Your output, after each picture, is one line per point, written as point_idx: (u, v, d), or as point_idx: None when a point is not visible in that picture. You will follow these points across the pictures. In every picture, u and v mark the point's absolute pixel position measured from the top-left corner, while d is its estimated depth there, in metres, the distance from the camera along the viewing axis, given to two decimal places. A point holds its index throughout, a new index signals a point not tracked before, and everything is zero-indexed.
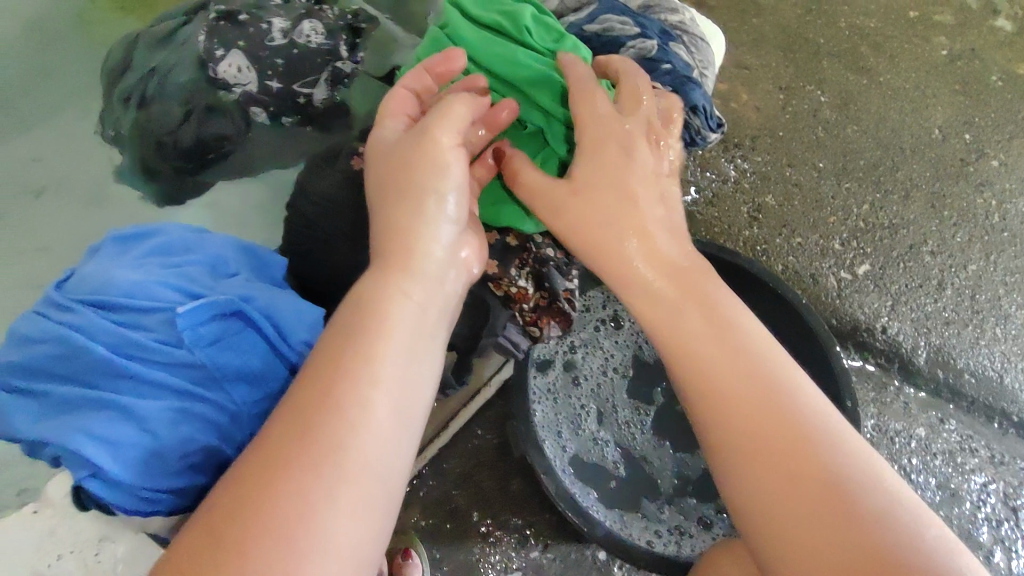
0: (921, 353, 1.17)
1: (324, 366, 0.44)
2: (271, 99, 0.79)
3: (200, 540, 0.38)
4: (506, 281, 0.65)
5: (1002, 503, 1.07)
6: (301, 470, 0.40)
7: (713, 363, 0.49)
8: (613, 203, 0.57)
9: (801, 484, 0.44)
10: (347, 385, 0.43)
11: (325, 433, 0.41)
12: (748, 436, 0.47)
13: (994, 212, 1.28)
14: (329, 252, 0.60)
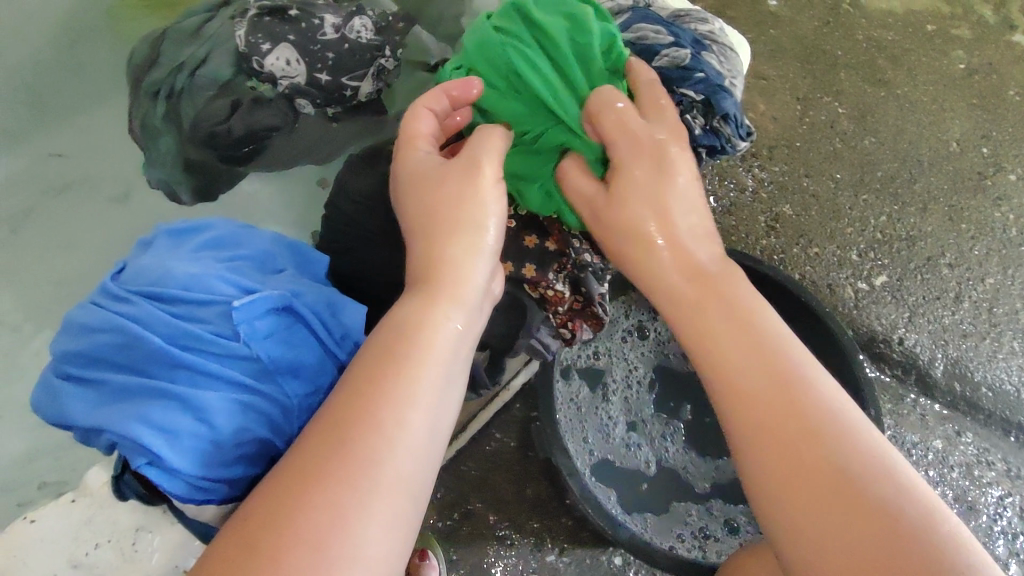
0: (938, 366, 1.17)
1: (363, 372, 0.45)
2: (319, 91, 0.84)
3: (236, 546, 0.39)
4: (542, 284, 0.65)
5: (1018, 517, 1.07)
6: (336, 476, 0.40)
7: (741, 369, 0.50)
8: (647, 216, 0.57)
9: (824, 483, 0.44)
10: (388, 390, 0.44)
11: (362, 440, 0.42)
12: (769, 434, 0.47)
13: (1012, 226, 1.28)
14: (368, 250, 0.61)
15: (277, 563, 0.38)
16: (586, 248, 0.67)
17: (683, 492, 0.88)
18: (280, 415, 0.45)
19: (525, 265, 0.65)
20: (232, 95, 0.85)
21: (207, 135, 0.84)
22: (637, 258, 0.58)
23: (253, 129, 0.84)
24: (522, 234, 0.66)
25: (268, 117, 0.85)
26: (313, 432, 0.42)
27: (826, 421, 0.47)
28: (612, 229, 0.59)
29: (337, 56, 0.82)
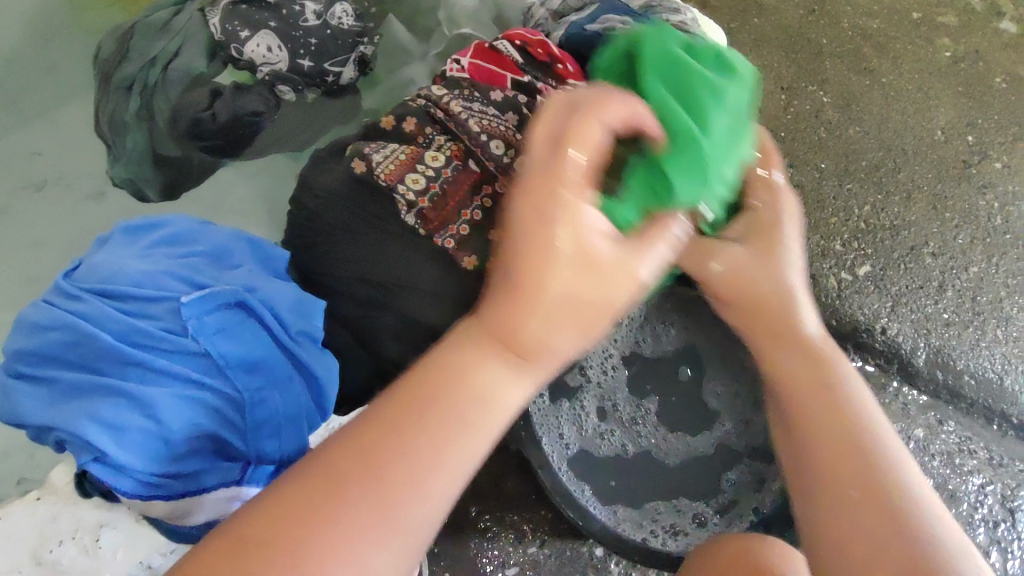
0: (921, 354, 1.17)
1: (407, 418, 0.39)
2: (301, 77, 0.86)
3: (227, 556, 0.37)
4: None
5: (998, 504, 1.09)
6: (346, 522, 0.37)
7: (807, 401, 0.54)
8: (765, 268, 0.60)
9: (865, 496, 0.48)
10: (426, 440, 0.39)
11: (390, 491, 0.38)
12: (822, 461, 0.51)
13: (997, 215, 1.28)
14: (332, 244, 0.58)
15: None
16: None
17: (651, 488, 0.84)
18: (233, 411, 0.45)
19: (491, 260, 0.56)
20: (209, 84, 0.85)
21: (191, 123, 0.84)
22: (756, 319, 0.59)
23: (238, 116, 0.85)
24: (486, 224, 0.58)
25: (251, 102, 0.85)
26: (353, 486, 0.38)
27: (874, 455, 0.50)
28: (731, 284, 0.61)
29: (320, 42, 0.85)
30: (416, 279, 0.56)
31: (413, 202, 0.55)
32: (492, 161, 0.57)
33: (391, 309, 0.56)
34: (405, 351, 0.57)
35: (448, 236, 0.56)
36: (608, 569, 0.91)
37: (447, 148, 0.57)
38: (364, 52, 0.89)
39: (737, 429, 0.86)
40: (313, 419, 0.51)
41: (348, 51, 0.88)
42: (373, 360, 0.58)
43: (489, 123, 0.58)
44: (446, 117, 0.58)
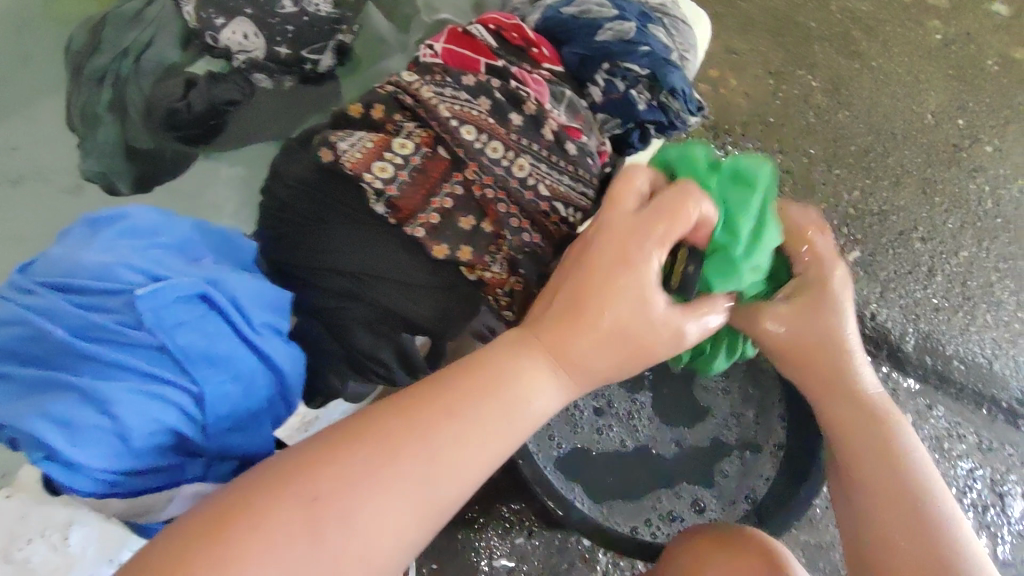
0: (910, 340, 1.17)
1: (446, 400, 0.43)
2: (278, 64, 0.85)
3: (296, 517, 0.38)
4: (480, 265, 0.56)
5: (988, 489, 1.09)
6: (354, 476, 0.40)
7: (859, 436, 0.56)
8: (812, 323, 0.58)
9: (913, 514, 0.51)
10: (456, 430, 0.42)
11: (402, 465, 0.41)
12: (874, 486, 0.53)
13: (987, 198, 1.27)
14: (304, 234, 0.57)
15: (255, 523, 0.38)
16: (525, 228, 0.57)
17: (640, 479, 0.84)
18: (195, 406, 0.44)
19: (461, 247, 0.54)
20: (183, 74, 0.85)
21: (166, 112, 0.84)
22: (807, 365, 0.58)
23: (214, 104, 0.84)
24: (458, 214, 0.55)
25: (227, 91, 0.85)
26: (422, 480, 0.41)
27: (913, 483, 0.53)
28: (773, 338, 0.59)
29: (296, 30, 0.83)
30: (387, 269, 0.55)
31: (380, 189, 0.53)
32: (463, 148, 0.56)
33: (363, 301, 0.55)
34: (379, 342, 0.56)
35: (417, 224, 0.54)
36: (596, 559, 0.90)
37: (415, 135, 0.56)
38: (344, 41, 0.87)
39: (727, 420, 0.85)
40: (278, 412, 0.50)
41: (326, 38, 0.86)
42: (344, 355, 0.57)
43: (460, 108, 0.57)
44: (416, 103, 0.57)
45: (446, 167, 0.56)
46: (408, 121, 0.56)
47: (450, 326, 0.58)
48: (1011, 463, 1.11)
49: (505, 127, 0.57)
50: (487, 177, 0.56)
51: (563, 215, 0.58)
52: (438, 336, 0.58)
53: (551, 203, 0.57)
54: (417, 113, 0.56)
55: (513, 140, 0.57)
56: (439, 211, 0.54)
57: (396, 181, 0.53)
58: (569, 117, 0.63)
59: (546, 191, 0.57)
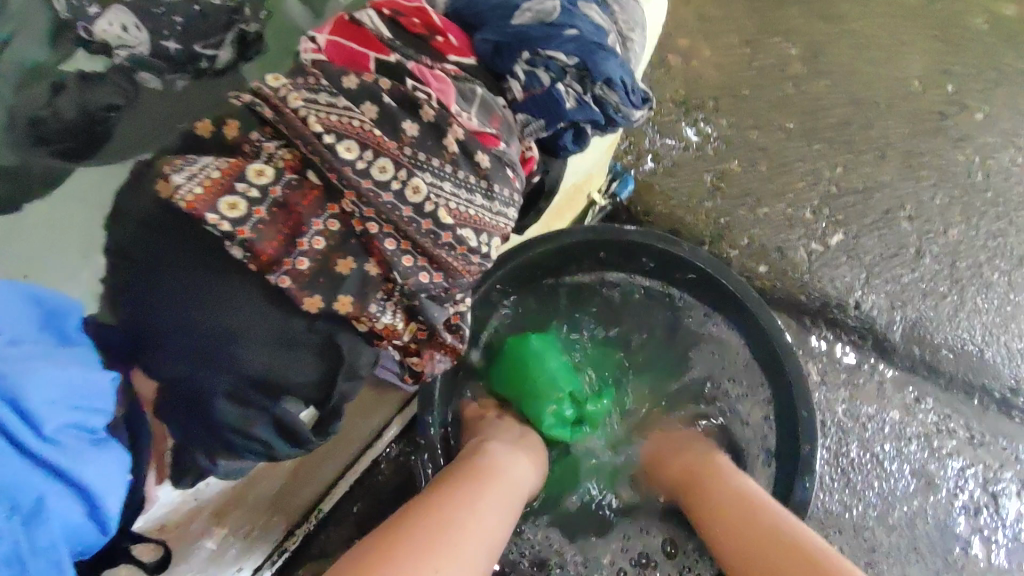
0: (896, 328, 1.04)
1: (479, 489, 0.61)
2: (166, 63, 0.68)
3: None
4: (366, 319, 0.46)
5: (980, 489, 0.96)
6: (451, 545, 0.53)
7: (714, 481, 0.68)
8: (675, 442, 0.78)
9: (739, 505, 0.64)
10: (491, 501, 0.60)
11: (471, 534, 0.55)
12: (733, 515, 0.63)
13: (977, 170, 1.17)
14: (139, 288, 0.45)
15: None
16: (423, 266, 0.47)
17: (597, 526, 0.81)
18: None
19: (338, 298, 0.45)
20: (50, 76, 0.66)
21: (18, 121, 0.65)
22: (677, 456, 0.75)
23: (87, 109, 0.67)
24: (334, 256, 0.45)
25: (102, 95, 0.67)
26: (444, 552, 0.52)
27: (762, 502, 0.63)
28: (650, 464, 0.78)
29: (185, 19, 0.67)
30: (249, 328, 0.44)
31: (229, 232, 0.42)
32: (335, 173, 0.45)
33: (217, 368, 0.44)
34: (246, 414, 0.45)
35: (281, 272, 0.43)
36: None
37: (278, 158, 0.45)
38: (246, 31, 0.70)
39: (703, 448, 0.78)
40: (87, 541, 0.36)
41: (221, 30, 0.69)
42: (204, 434, 0.46)
43: (336, 118, 0.45)
44: (277, 117, 0.45)
45: (318, 196, 0.45)
46: (269, 140, 0.45)
47: (337, 389, 0.48)
48: (1007, 456, 0.98)
49: (397, 141, 0.47)
50: (369, 208, 0.45)
51: (471, 245, 0.48)
52: (322, 401, 0.48)
53: (455, 232, 0.47)
54: (280, 128, 0.45)
55: (407, 157, 0.47)
56: (310, 256, 0.44)
57: (250, 220, 0.42)
58: (483, 120, 0.51)
59: (449, 217, 0.47)
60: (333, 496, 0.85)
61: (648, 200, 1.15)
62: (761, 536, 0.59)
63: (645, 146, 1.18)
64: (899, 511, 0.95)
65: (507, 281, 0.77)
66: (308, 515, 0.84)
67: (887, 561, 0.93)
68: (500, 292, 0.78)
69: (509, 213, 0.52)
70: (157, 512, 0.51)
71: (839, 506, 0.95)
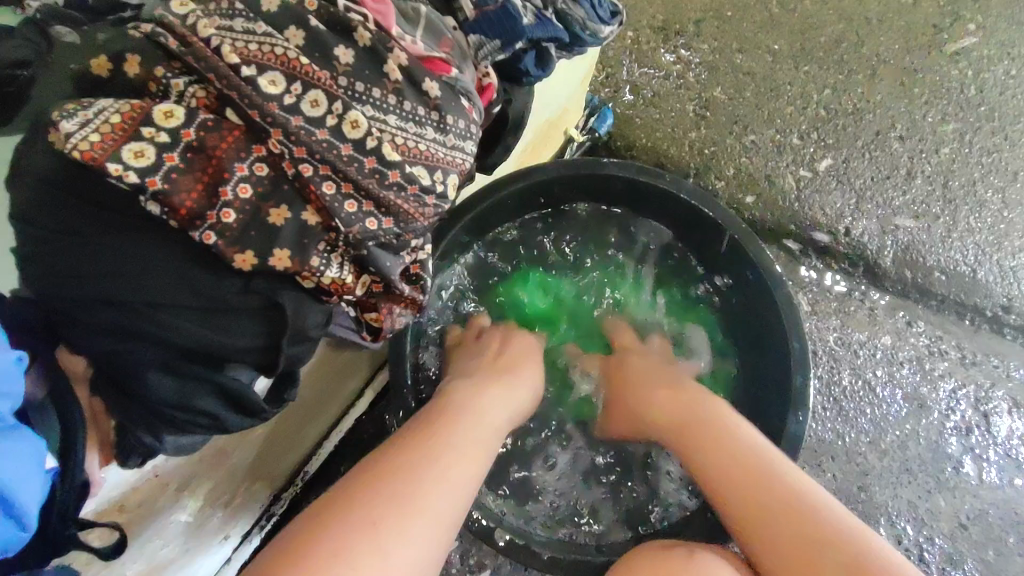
0: (888, 254, 1.00)
1: (410, 453, 0.51)
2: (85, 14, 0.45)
3: (308, 540, 0.44)
4: (310, 274, 0.41)
5: (972, 409, 0.94)
6: (370, 528, 0.45)
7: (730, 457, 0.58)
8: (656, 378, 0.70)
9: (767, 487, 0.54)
10: (432, 472, 0.50)
11: (416, 479, 0.49)
12: (764, 501, 0.54)
13: (971, 84, 1.11)
14: (48, 255, 0.39)
15: (342, 544, 0.44)
16: (370, 212, 0.42)
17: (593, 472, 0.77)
18: None
19: (274, 253, 0.40)
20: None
21: None
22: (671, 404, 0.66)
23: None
24: (266, 206, 0.40)
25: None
26: (399, 484, 0.48)
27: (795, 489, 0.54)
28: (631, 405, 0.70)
29: None
30: (179, 292, 0.40)
31: (138, 183, 0.37)
32: (256, 110, 0.39)
33: (147, 338, 0.40)
34: (186, 385, 0.41)
35: (206, 227, 0.39)
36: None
37: (189, 96, 0.39)
38: None
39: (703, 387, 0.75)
40: (4, 538, 0.33)
41: None
42: (144, 410, 0.42)
43: (254, 47, 0.39)
44: (184, 49, 0.39)
45: (240, 138, 0.39)
46: (177, 76, 0.39)
47: (285, 354, 0.44)
48: (998, 375, 0.96)
49: (329, 70, 0.40)
50: (300, 148, 0.40)
51: (423, 184, 0.44)
52: (271, 368, 0.44)
53: (404, 170, 0.42)
54: (187, 62, 0.39)
55: (343, 89, 0.41)
56: (236, 207, 0.39)
57: (161, 169, 0.37)
58: (430, 43, 0.45)
59: (395, 153, 0.42)
60: (319, 457, 0.83)
61: (629, 133, 1.08)
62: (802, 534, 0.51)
63: (622, 78, 1.11)
64: (892, 435, 0.93)
65: (476, 223, 0.72)
66: (295, 477, 0.81)
67: (878, 484, 0.91)
68: (472, 234, 0.72)
69: (466, 147, 0.47)
70: (108, 492, 0.48)
71: (831, 434, 0.93)
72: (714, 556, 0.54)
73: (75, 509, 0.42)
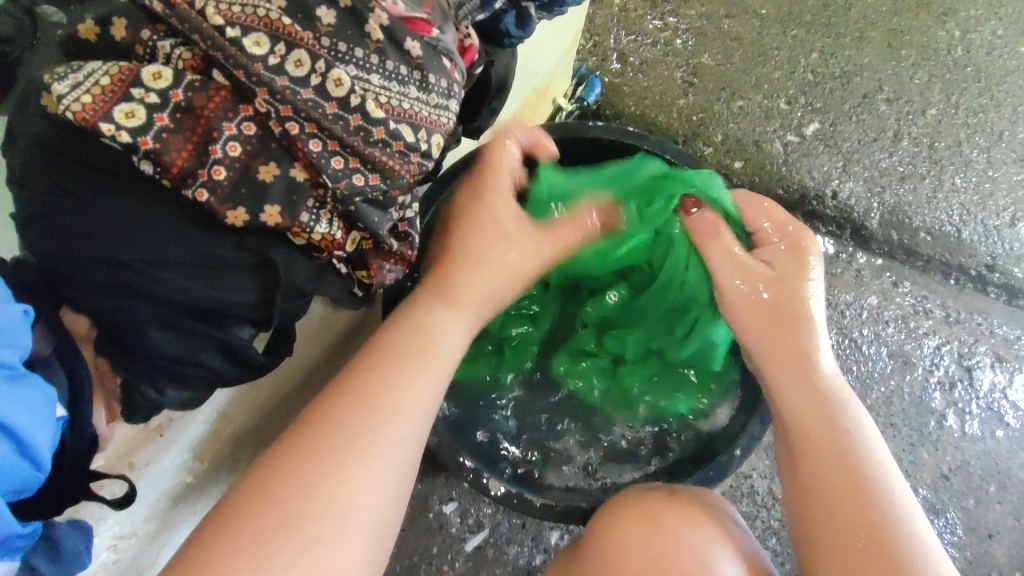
0: (874, 217, 1.02)
1: (349, 393, 0.48)
2: None
3: (252, 507, 0.43)
4: (301, 230, 0.43)
5: (955, 364, 0.96)
6: (315, 488, 0.44)
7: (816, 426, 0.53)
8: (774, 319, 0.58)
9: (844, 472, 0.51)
10: (376, 416, 0.47)
11: (357, 429, 0.47)
12: (839, 484, 0.50)
13: (958, 45, 1.11)
14: (46, 218, 0.40)
15: (290, 510, 0.43)
16: (356, 168, 0.44)
17: None
18: None
19: (265, 209, 0.42)
20: None
21: None
22: (781, 353, 0.57)
23: None
24: (256, 164, 0.41)
25: None
26: (334, 433, 0.46)
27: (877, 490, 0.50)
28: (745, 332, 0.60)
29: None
30: (175, 249, 0.41)
31: (130, 143, 0.38)
32: (240, 70, 0.40)
33: (144, 296, 0.41)
34: (187, 341, 0.43)
35: (198, 185, 0.40)
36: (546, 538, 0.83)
37: (175, 59, 0.40)
38: None
39: None
40: (21, 478, 0.35)
41: None
42: (147, 365, 0.44)
43: (237, 9, 0.40)
44: (169, 11, 0.39)
45: (226, 98, 0.40)
46: (162, 38, 0.40)
47: (279, 309, 0.46)
48: (981, 332, 0.98)
49: (312, 31, 0.41)
50: (286, 107, 0.41)
51: (409, 142, 0.45)
52: (267, 324, 0.46)
53: (388, 127, 0.44)
54: (172, 24, 0.39)
55: (326, 48, 0.42)
56: (226, 165, 0.40)
57: (152, 129, 0.39)
58: (412, 4, 0.46)
59: (380, 110, 0.43)
60: None
61: (619, 102, 1.09)
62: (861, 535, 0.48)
63: (611, 46, 1.11)
64: (877, 392, 0.95)
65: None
66: None
67: None
68: None
69: (450, 106, 0.48)
70: (116, 448, 0.51)
71: None
72: (694, 505, 0.55)
73: (87, 462, 0.44)
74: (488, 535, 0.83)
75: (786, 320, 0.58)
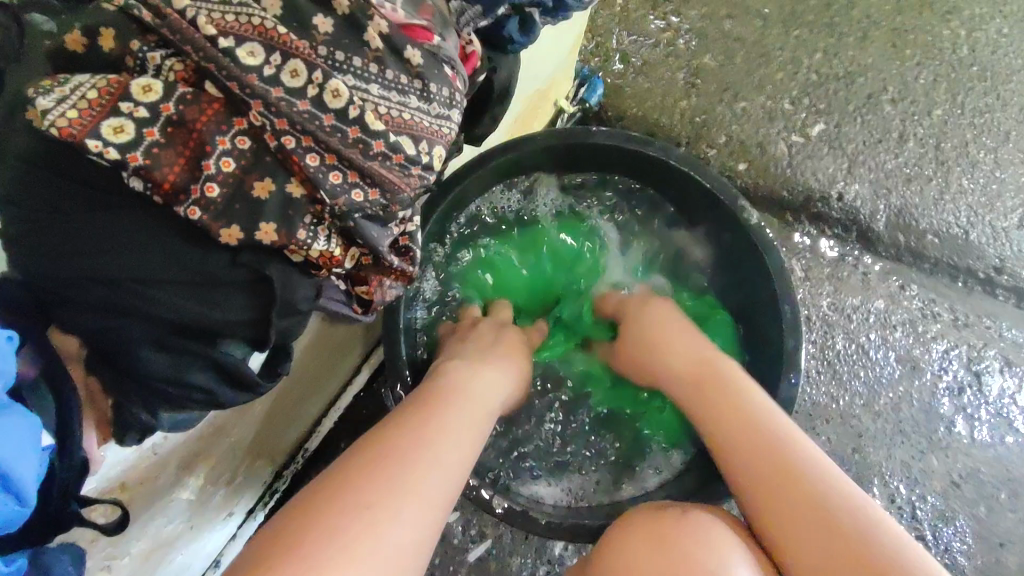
0: (880, 219, 1.01)
1: (390, 438, 0.51)
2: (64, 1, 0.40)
3: (286, 535, 0.43)
4: (300, 248, 0.42)
5: (964, 368, 0.95)
6: (353, 511, 0.45)
7: (726, 431, 0.58)
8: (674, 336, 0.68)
9: (763, 458, 0.54)
10: (422, 457, 0.50)
11: (400, 463, 0.49)
12: (763, 468, 0.54)
13: (963, 44, 1.10)
14: (32, 236, 0.39)
15: (328, 531, 0.43)
16: (355, 182, 0.42)
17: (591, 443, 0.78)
18: None
19: (260, 226, 0.40)
20: None
21: None
22: (684, 372, 0.65)
23: None
24: (250, 180, 0.40)
25: None
26: (376, 466, 0.48)
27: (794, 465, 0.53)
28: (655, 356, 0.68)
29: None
30: (167, 266, 0.40)
31: (119, 159, 0.37)
32: (234, 82, 0.38)
33: (136, 316, 0.40)
34: (180, 361, 0.42)
35: (190, 202, 0.39)
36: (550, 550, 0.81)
37: (166, 70, 0.38)
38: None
39: None
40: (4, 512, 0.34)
41: None
42: (140, 386, 0.42)
43: (230, 17, 0.38)
44: (159, 21, 0.38)
45: (219, 110, 0.39)
46: (153, 49, 0.38)
47: (275, 326, 0.44)
48: (990, 335, 0.97)
49: (307, 40, 0.40)
50: (281, 119, 0.39)
51: (409, 154, 0.43)
52: (264, 342, 0.44)
53: (388, 140, 0.42)
54: (163, 34, 0.38)
55: (322, 57, 0.40)
56: (219, 181, 0.39)
57: (141, 145, 0.37)
58: (410, 10, 0.44)
59: (379, 122, 0.41)
60: (320, 433, 0.83)
61: (620, 104, 1.07)
62: (796, 509, 0.50)
63: (612, 47, 1.09)
64: (885, 398, 0.94)
65: (458, 204, 0.71)
66: (297, 454, 0.82)
67: (873, 445, 0.91)
68: (461, 209, 0.73)
69: (451, 115, 0.47)
70: (110, 470, 0.49)
71: (826, 398, 0.94)
72: (705, 516, 0.54)
73: (77, 486, 0.43)
74: (491, 546, 0.82)
75: (677, 340, 0.67)
